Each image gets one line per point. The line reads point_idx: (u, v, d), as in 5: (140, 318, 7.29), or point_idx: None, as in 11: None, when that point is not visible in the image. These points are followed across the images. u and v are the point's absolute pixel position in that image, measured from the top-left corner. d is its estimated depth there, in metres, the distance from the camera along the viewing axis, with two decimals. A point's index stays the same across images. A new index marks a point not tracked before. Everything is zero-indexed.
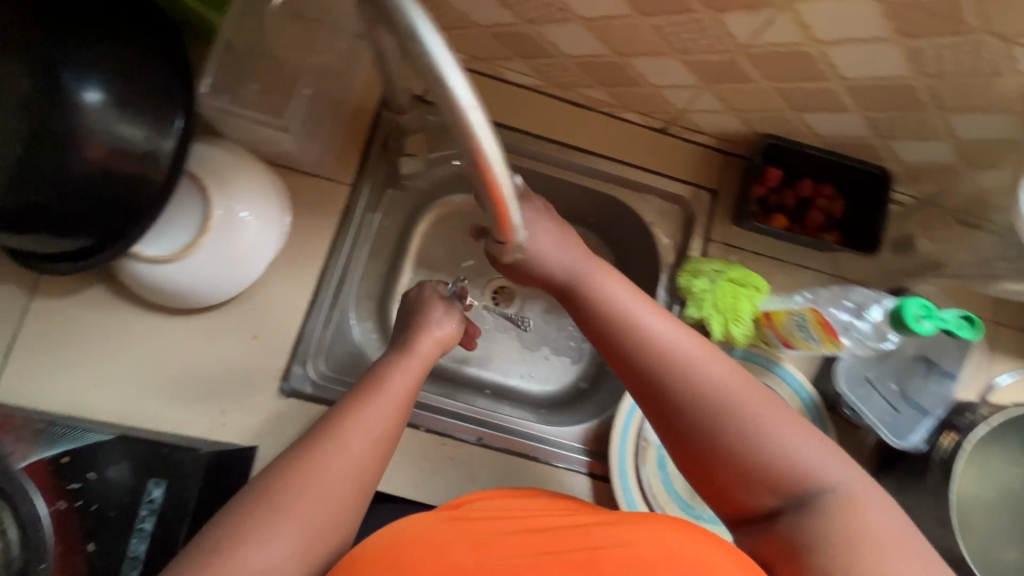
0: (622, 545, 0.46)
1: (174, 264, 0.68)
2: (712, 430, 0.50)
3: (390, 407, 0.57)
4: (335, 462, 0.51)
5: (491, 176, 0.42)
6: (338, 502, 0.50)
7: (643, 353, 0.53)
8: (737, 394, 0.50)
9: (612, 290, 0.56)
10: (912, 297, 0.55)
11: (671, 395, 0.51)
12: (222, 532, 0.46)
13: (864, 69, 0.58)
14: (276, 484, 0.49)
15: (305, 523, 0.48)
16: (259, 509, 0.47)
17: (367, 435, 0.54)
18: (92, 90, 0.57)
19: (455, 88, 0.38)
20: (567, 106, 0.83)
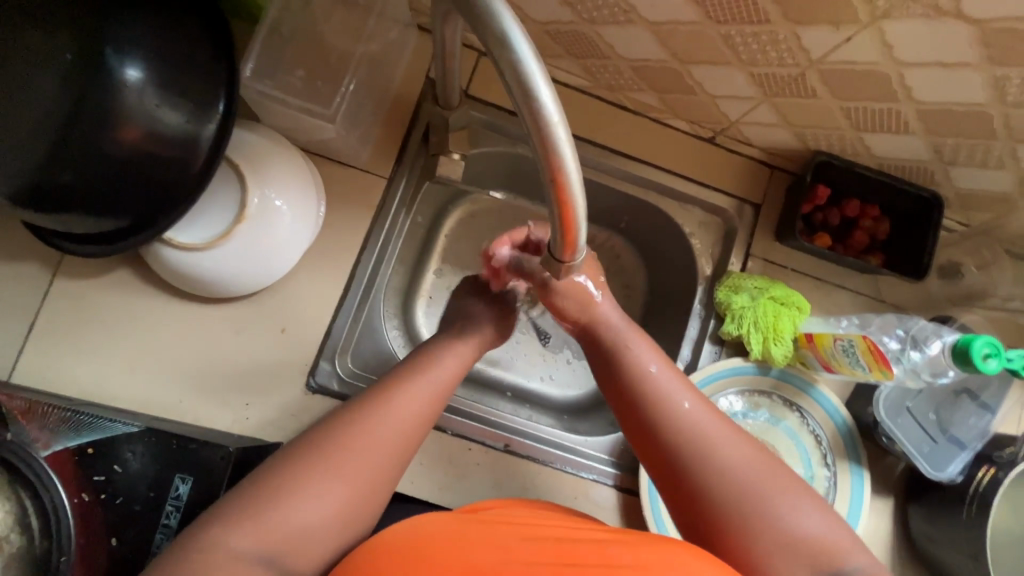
0: (640, 566, 0.43)
1: (208, 252, 0.65)
2: (723, 502, 0.49)
3: (436, 383, 0.55)
4: (382, 427, 0.50)
5: (566, 194, 0.39)
6: (381, 468, 0.49)
7: (659, 416, 0.53)
8: (752, 468, 0.50)
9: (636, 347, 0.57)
10: (981, 336, 0.56)
11: (682, 461, 0.51)
12: (261, 484, 0.45)
13: (939, 92, 0.56)
14: (324, 441, 0.48)
15: (346, 484, 0.47)
16: (301, 461, 0.47)
17: (414, 405, 0.53)
18: (134, 68, 0.53)
19: (544, 101, 0.36)
20: (613, 109, 0.81)
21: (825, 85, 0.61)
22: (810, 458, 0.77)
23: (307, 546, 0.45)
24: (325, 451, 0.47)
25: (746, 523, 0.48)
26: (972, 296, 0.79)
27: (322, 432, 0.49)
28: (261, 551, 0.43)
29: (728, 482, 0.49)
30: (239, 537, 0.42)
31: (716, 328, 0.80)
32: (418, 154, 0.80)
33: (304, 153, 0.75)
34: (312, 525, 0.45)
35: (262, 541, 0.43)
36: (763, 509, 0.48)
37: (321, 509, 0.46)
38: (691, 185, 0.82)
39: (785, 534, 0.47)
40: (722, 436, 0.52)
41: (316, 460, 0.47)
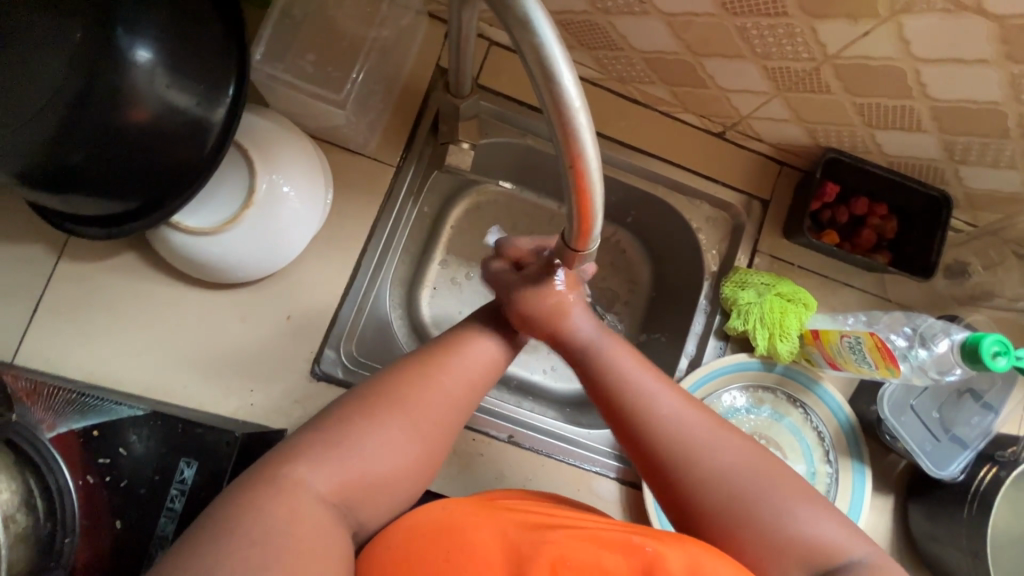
0: (659, 555, 0.45)
1: (215, 237, 0.65)
2: (718, 507, 0.51)
3: (494, 350, 0.58)
4: (447, 387, 0.53)
5: (585, 180, 0.39)
6: (443, 425, 0.52)
7: (647, 428, 0.54)
8: (743, 473, 0.51)
9: (623, 367, 0.56)
10: (991, 334, 0.57)
11: (675, 470, 0.52)
12: (331, 432, 0.48)
13: (954, 90, 0.56)
14: (393, 394, 0.51)
15: (412, 438, 0.50)
16: (367, 411, 0.49)
17: (474, 370, 0.55)
18: (144, 49, 0.53)
19: (566, 85, 0.35)
20: (623, 101, 0.81)
21: (839, 81, 0.61)
22: (812, 455, 0.77)
23: (374, 493, 0.48)
24: (394, 406, 0.50)
25: (742, 526, 0.50)
26: (977, 296, 0.79)
27: (389, 387, 0.51)
28: (334, 494, 0.45)
29: (720, 488, 0.51)
30: (317, 477, 0.45)
31: (722, 323, 0.80)
32: (427, 142, 0.80)
33: (313, 140, 0.74)
34: (381, 472, 0.48)
35: (336, 483, 0.46)
36: (757, 513, 0.50)
37: (390, 460, 0.49)
38: (700, 180, 0.82)
39: (779, 536, 0.49)
40: (712, 442, 0.52)
41: (385, 412, 0.50)
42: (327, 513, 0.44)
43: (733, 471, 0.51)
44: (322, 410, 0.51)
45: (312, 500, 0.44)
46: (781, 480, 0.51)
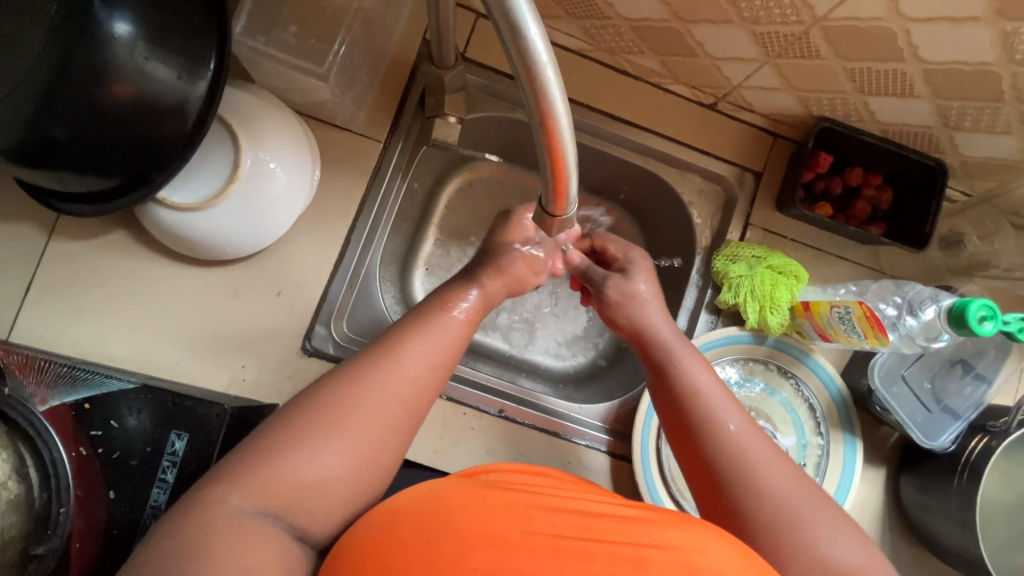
0: (667, 549, 0.42)
1: (202, 213, 0.65)
2: (764, 521, 0.49)
3: (439, 346, 0.55)
4: (385, 385, 0.51)
5: (556, 138, 0.39)
6: (389, 424, 0.50)
7: (714, 436, 0.55)
8: (797, 495, 0.51)
9: (695, 371, 0.60)
10: (978, 298, 0.56)
11: (730, 478, 0.52)
12: (262, 445, 0.46)
13: (945, 50, 0.55)
14: (325, 402, 0.49)
15: (350, 440, 0.48)
16: (298, 425, 0.47)
17: (416, 367, 0.53)
18: (122, 22, 0.52)
19: (533, 37, 0.34)
20: (613, 73, 0.79)
21: (829, 45, 0.60)
22: (803, 427, 0.77)
23: (314, 502, 0.46)
24: (329, 412, 0.48)
25: (781, 539, 0.48)
26: (973, 267, 0.77)
27: (323, 393, 0.49)
28: (263, 509, 0.44)
29: (773, 503, 0.50)
30: (238, 497, 0.43)
31: (713, 297, 0.80)
32: (415, 118, 0.80)
33: (299, 116, 0.74)
34: (319, 483, 0.46)
35: (262, 499, 0.44)
36: (802, 534, 0.48)
37: (326, 468, 0.47)
38: (691, 153, 0.81)
39: (817, 560, 0.47)
40: (772, 462, 0.52)
41: (316, 420, 0.48)
42: (259, 528, 0.43)
43: (789, 493, 0.50)
44: (262, 422, 0.49)
45: (238, 521, 0.43)
46: (823, 507, 0.50)
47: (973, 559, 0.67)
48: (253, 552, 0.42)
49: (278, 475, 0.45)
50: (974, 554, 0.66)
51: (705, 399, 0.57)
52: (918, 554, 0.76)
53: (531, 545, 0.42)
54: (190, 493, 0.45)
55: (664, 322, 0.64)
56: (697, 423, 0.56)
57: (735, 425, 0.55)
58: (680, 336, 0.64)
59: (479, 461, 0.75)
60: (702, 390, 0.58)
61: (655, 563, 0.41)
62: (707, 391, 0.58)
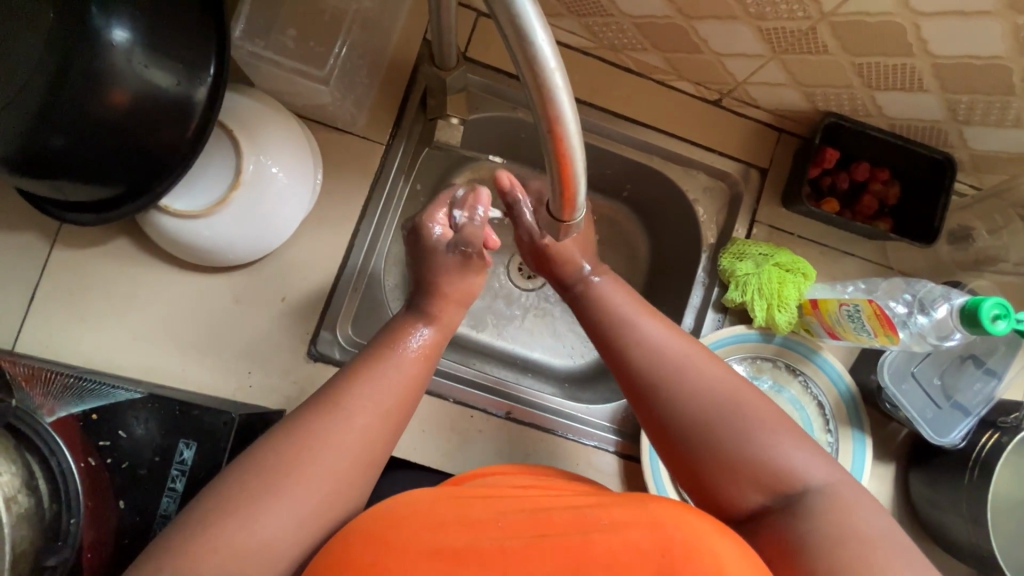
0: (616, 531, 0.42)
1: (204, 220, 0.65)
2: (687, 420, 0.50)
3: (393, 387, 0.53)
4: (336, 437, 0.49)
5: (564, 145, 0.38)
6: (338, 482, 0.48)
7: (633, 350, 0.55)
8: (717, 388, 0.51)
9: (612, 293, 0.61)
10: (991, 297, 0.55)
11: (652, 386, 0.53)
12: (204, 510, 0.45)
13: (955, 44, 0.54)
14: (271, 460, 0.47)
15: (300, 500, 0.46)
16: (242, 488, 0.46)
17: (366, 417, 0.51)
18: (120, 28, 0.52)
19: (540, 44, 0.33)
20: (616, 70, 0.79)
21: (836, 40, 0.59)
22: (811, 424, 0.77)
23: (258, 567, 0.44)
24: (277, 473, 0.47)
25: (704, 435, 0.49)
26: (981, 262, 0.76)
27: (275, 446, 0.48)
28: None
29: (696, 405, 0.50)
30: (174, 568, 0.42)
31: (720, 295, 0.79)
32: (417, 119, 0.79)
33: (300, 119, 0.73)
34: (266, 546, 0.45)
35: (202, 568, 0.42)
36: (724, 426, 0.49)
37: (272, 529, 0.45)
38: (696, 150, 0.80)
39: (738, 449, 0.48)
40: (691, 363, 0.52)
41: (266, 479, 0.46)
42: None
43: (708, 389, 0.51)
44: (210, 486, 0.47)
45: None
46: (745, 396, 0.50)
47: (985, 556, 0.66)
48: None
49: (220, 540, 0.43)
50: (984, 550, 0.66)
51: (626, 317, 0.58)
52: (929, 550, 0.76)
53: (478, 555, 0.42)
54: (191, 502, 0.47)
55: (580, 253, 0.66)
56: (616, 338, 0.57)
57: (652, 335, 0.55)
58: (596, 264, 0.66)
59: (487, 464, 0.75)
60: (622, 309, 0.59)
61: (603, 548, 0.41)
62: (623, 309, 0.59)
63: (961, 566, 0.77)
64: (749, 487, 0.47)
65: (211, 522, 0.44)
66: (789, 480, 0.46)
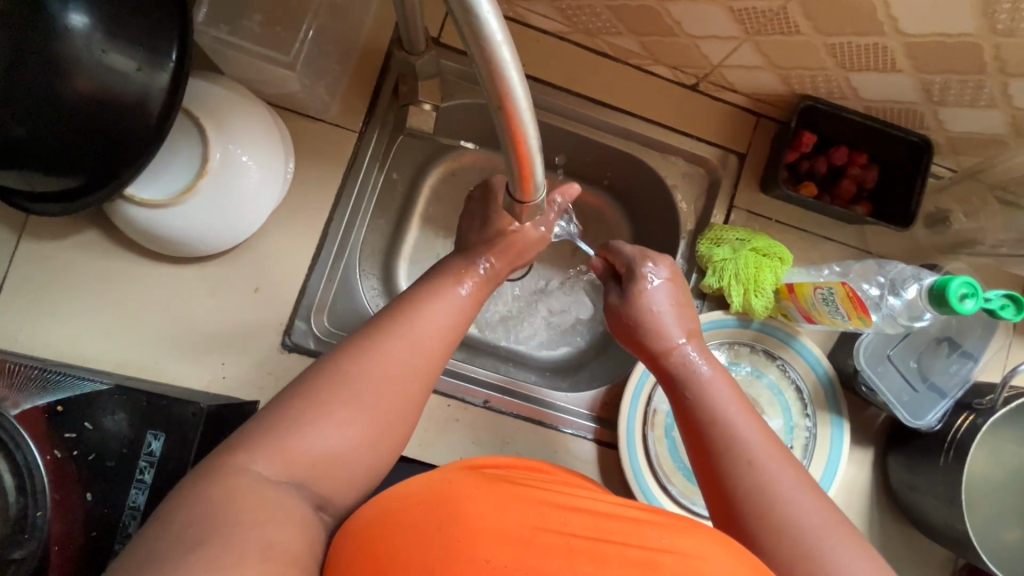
0: (677, 555, 0.40)
1: (172, 209, 0.64)
2: (784, 556, 0.46)
3: (451, 313, 0.56)
4: (403, 356, 0.50)
5: (516, 122, 0.37)
6: (410, 396, 0.50)
7: (734, 466, 0.52)
8: (823, 532, 0.47)
9: (713, 383, 0.58)
10: (959, 276, 0.55)
11: (750, 512, 0.49)
12: (285, 414, 0.45)
13: (925, 23, 0.54)
14: (347, 372, 0.48)
15: (373, 410, 0.47)
16: (323, 391, 0.46)
17: (431, 337, 0.53)
18: (77, 12, 0.51)
19: (485, 17, 0.32)
20: (591, 55, 0.78)
21: (808, 20, 0.58)
22: (790, 409, 0.77)
23: (333, 470, 0.45)
24: (354, 381, 0.47)
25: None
26: (958, 245, 0.76)
27: (347, 362, 0.49)
28: (288, 477, 0.43)
29: (786, 528, 0.47)
30: (263, 462, 0.42)
31: (698, 281, 0.79)
32: (389, 108, 0.78)
33: (271, 107, 0.72)
34: (340, 451, 0.45)
35: (288, 467, 0.43)
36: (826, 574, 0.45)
37: (345, 436, 0.45)
38: (674, 135, 0.79)
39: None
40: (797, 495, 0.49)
41: (343, 386, 0.47)
42: (286, 495, 0.41)
43: (814, 528, 0.47)
44: (284, 389, 0.48)
45: (266, 488, 0.41)
46: (837, 527, 0.47)
47: (959, 538, 0.66)
48: (271, 525, 0.38)
49: (301, 439, 0.44)
50: (960, 532, 0.66)
51: (728, 424, 0.54)
52: (907, 534, 0.77)
53: (539, 541, 0.40)
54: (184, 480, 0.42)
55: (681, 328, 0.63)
56: (710, 435, 0.54)
57: (758, 453, 0.52)
58: (697, 344, 0.62)
59: (466, 453, 0.74)
60: (724, 413, 0.55)
61: (667, 569, 0.39)
62: (725, 407, 0.56)
63: (938, 550, 0.77)
64: None
65: (212, 465, 0.42)
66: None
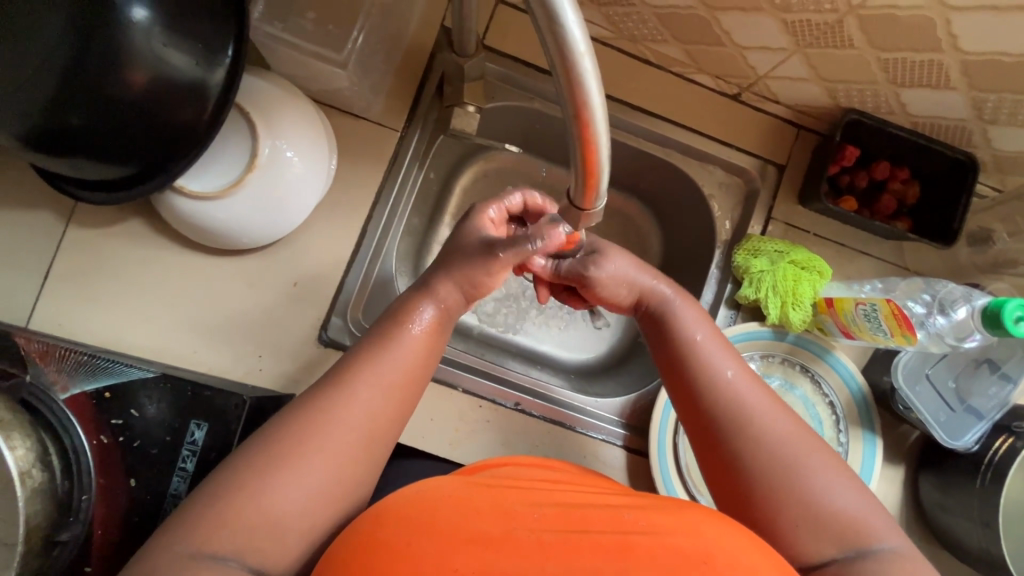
0: (654, 534, 0.43)
1: (220, 201, 0.65)
2: (763, 473, 0.49)
3: (402, 358, 0.54)
4: (340, 415, 0.49)
5: (589, 128, 0.38)
6: (354, 459, 0.49)
7: (712, 393, 0.54)
8: (795, 445, 0.50)
9: (689, 322, 0.59)
10: (1013, 298, 0.55)
11: (726, 431, 0.52)
12: (221, 483, 0.45)
13: (986, 41, 0.53)
14: (277, 442, 0.47)
15: (310, 478, 0.47)
16: (256, 461, 0.46)
17: (370, 393, 0.51)
18: (140, 7, 0.51)
19: (571, 27, 0.33)
20: (635, 62, 0.78)
21: (863, 34, 0.58)
22: (822, 424, 0.76)
23: (268, 543, 0.44)
24: (289, 449, 0.47)
25: (778, 492, 0.48)
26: (1000, 264, 0.75)
27: (280, 428, 0.48)
28: (218, 552, 0.42)
29: (766, 447, 0.50)
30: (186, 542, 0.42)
31: (732, 292, 0.79)
32: (431, 107, 0.79)
33: (316, 104, 0.73)
34: (280, 520, 0.45)
35: (215, 543, 0.43)
36: (802, 484, 0.48)
37: (287, 501, 0.46)
38: (713, 144, 0.79)
39: (815, 508, 0.47)
40: (769, 412, 0.52)
41: (278, 454, 0.46)
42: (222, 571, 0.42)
43: (785, 443, 0.50)
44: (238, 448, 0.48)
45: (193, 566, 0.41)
46: (812, 446, 0.50)
47: (993, 559, 0.66)
48: None
49: (231, 514, 0.43)
50: (994, 554, 0.65)
51: (700, 347, 0.57)
52: (938, 555, 0.76)
53: (514, 539, 0.42)
54: (210, 483, 0.46)
55: (653, 272, 0.63)
56: (690, 369, 0.56)
57: (730, 372, 0.55)
58: (672, 286, 0.63)
59: (495, 454, 0.75)
60: (701, 345, 0.57)
61: (641, 551, 0.41)
62: (702, 342, 0.57)
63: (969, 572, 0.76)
64: (818, 540, 0.47)
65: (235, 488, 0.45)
66: (867, 545, 0.46)
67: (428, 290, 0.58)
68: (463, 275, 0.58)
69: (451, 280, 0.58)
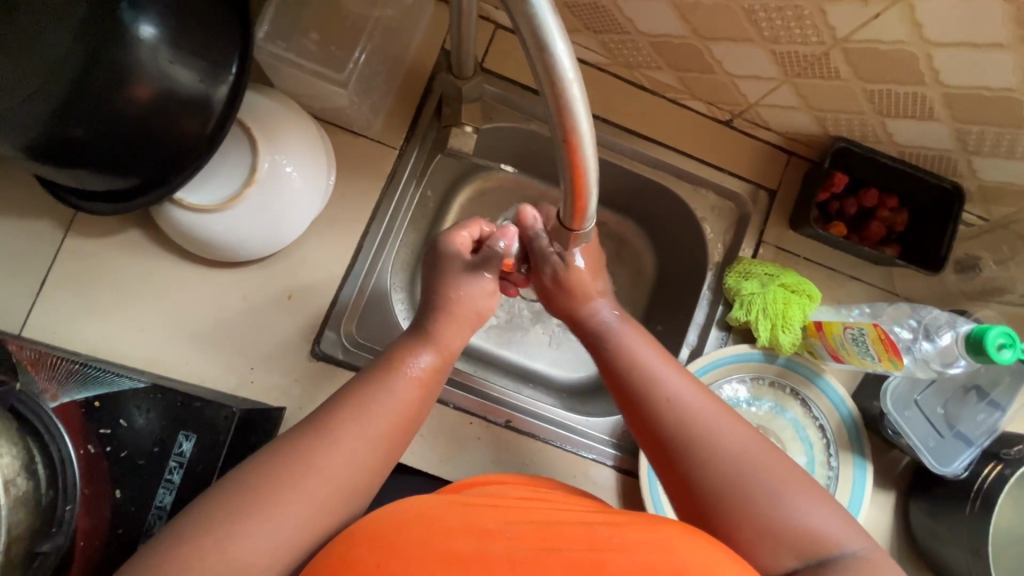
0: (628, 551, 0.43)
1: (220, 214, 0.66)
2: (720, 488, 0.49)
3: (395, 403, 0.53)
4: (325, 461, 0.48)
5: (578, 151, 0.39)
6: (332, 504, 0.48)
7: (661, 412, 0.54)
8: (749, 458, 0.50)
9: (636, 344, 0.59)
10: (996, 326, 0.56)
11: (678, 451, 0.52)
12: (204, 510, 0.45)
13: (968, 75, 0.55)
14: (255, 482, 0.46)
15: (287, 519, 0.46)
16: (233, 498, 0.45)
17: (357, 440, 0.51)
18: (148, 24, 0.52)
19: (561, 56, 0.35)
20: (630, 87, 0.80)
21: (849, 66, 0.60)
22: (812, 448, 0.76)
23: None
24: (266, 488, 0.46)
25: (737, 508, 0.48)
26: (988, 291, 0.76)
27: (259, 468, 0.47)
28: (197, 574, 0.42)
29: (719, 463, 0.50)
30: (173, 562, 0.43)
31: (724, 314, 0.80)
32: (430, 126, 0.80)
33: (317, 120, 0.75)
34: (256, 558, 0.44)
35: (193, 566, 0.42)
36: (759, 497, 0.48)
37: (262, 543, 0.45)
38: (705, 168, 0.81)
39: (774, 522, 0.47)
40: (718, 426, 0.52)
41: (254, 492, 0.46)
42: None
43: (739, 456, 0.50)
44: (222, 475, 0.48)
45: None
46: (768, 458, 0.50)
47: None
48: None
49: (212, 545, 0.43)
50: None
51: (647, 367, 0.57)
52: None
53: (487, 559, 0.42)
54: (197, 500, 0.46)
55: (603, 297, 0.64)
56: (637, 390, 0.56)
57: (677, 390, 0.55)
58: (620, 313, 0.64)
59: (484, 472, 0.74)
60: (648, 364, 0.57)
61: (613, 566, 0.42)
62: (648, 362, 0.58)
63: None
64: (781, 553, 0.47)
65: (222, 507, 0.45)
66: (831, 555, 0.46)
67: (424, 332, 0.59)
68: (460, 309, 0.60)
69: (450, 320, 0.60)
